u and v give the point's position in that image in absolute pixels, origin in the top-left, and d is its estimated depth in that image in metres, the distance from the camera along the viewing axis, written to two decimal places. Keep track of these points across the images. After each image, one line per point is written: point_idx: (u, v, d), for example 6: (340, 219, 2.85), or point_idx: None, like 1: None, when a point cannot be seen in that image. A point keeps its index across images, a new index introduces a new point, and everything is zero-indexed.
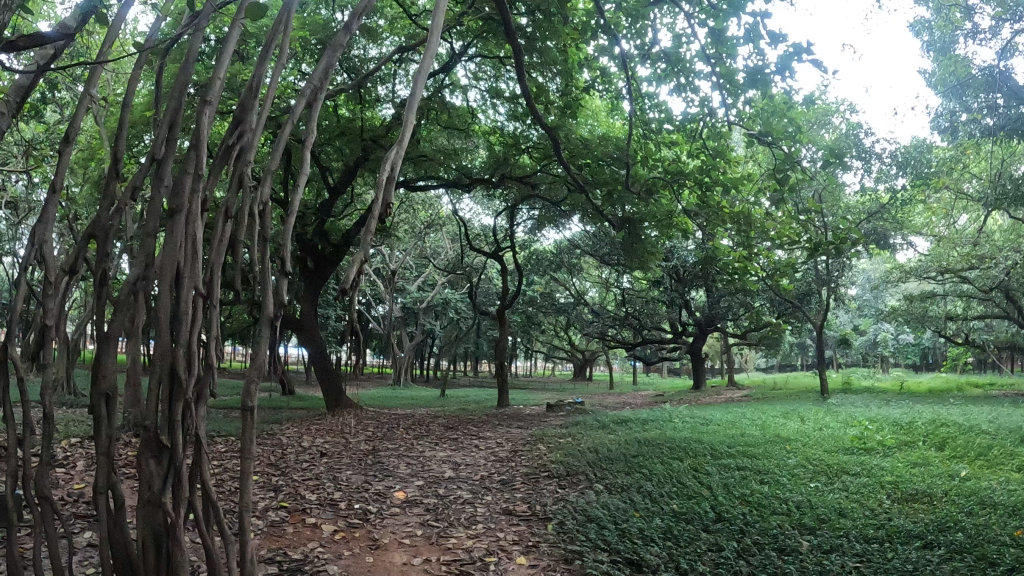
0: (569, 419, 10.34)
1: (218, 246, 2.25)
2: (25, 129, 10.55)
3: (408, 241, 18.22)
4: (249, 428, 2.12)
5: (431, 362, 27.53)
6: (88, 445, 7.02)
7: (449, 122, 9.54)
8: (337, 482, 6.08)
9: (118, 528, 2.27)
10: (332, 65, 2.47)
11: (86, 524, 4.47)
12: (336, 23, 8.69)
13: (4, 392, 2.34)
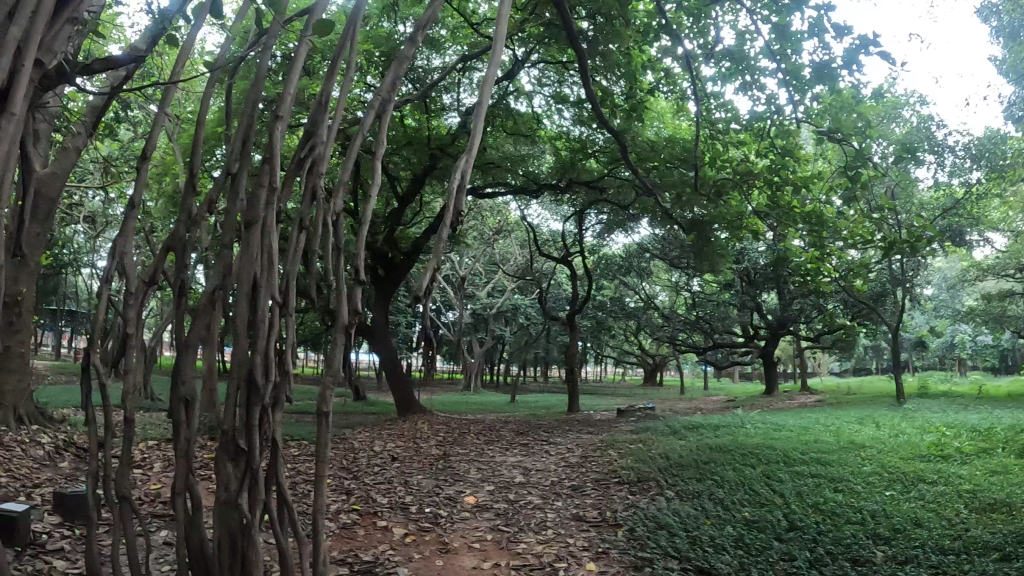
0: (639, 424, 10.21)
1: (292, 256, 2.32)
2: (107, 148, 11.14)
3: (477, 248, 18.39)
4: (324, 433, 2.18)
5: (501, 368, 27.68)
6: (164, 448, 7.35)
7: (515, 129, 9.60)
8: (409, 487, 6.17)
9: (194, 528, 2.36)
10: (399, 77, 2.52)
11: (162, 524, 4.66)
12: (399, 35, 8.89)
13: (87, 397, 2.46)
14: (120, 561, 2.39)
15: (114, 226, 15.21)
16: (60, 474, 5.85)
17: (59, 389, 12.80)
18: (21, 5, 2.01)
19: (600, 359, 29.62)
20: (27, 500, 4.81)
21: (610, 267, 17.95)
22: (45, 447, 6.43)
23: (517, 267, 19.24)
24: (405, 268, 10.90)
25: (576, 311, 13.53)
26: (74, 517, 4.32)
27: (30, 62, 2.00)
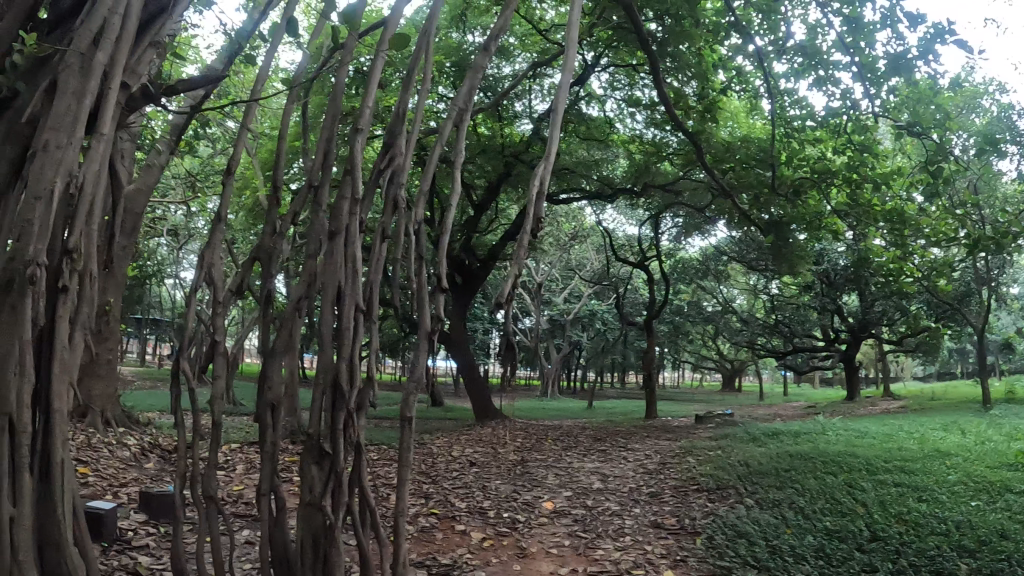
0: (717, 431, 9.98)
1: (376, 264, 2.38)
2: (195, 165, 11.72)
3: (553, 253, 18.39)
4: (407, 437, 2.23)
5: (577, 374, 27.59)
6: (246, 451, 7.63)
7: (588, 134, 9.57)
8: (486, 492, 6.21)
9: (278, 528, 2.44)
10: (473, 87, 2.55)
11: (245, 523, 4.85)
12: (469, 45, 9.03)
13: (176, 401, 2.59)
14: (205, 559, 2.49)
15: (201, 239, 15.91)
16: (146, 474, 6.16)
17: (149, 395, 13.43)
18: (108, 35, 2.31)
19: (677, 364, 29.13)
20: (115, 497, 5.10)
21: (687, 271, 17.65)
22: (132, 448, 6.79)
23: (593, 272, 19.13)
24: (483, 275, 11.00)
25: (653, 316, 13.33)
26: (158, 515, 4.54)
27: (116, 84, 2.26)
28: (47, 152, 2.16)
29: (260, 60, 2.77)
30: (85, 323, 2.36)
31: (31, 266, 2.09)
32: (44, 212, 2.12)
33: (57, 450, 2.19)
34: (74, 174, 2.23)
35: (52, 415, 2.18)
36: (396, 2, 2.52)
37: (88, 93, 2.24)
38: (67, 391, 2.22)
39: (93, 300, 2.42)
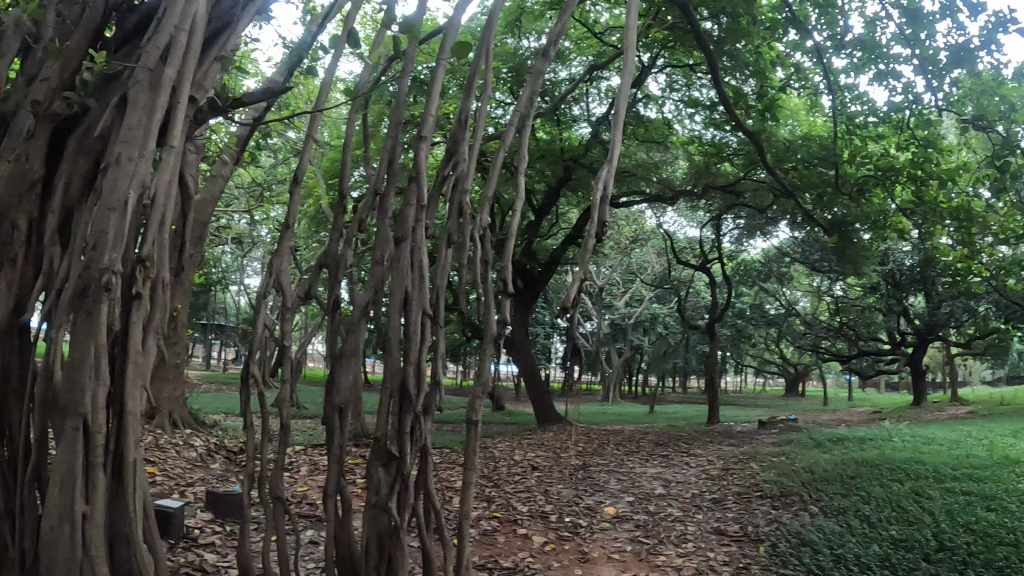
0: (781, 437, 9.74)
1: (442, 268, 2.42)
2: (262, 175, 12.08)
3: (614, 257, 18.26)
4: (473, 440, 2.24)
5: (638, 379, 27.30)
6: (310, 453, 7.81)
7: (647, 136, 9.47)
8: (548, 496, 6.20)
9: (343, 529, 2.48)
10: (535, 93, 2.56)
11: (309, 524, 4.96)
12: (524, 50, 9.07)
13: (245, 403, 2.66)
14: (270, 559, 2.54)
15: (268, 247, 16.38)
16: (212, 474, 6.36)
17: (218, 398, 13.88)
18: (173, 53, 2.47)
19: (739, 369, 28.55)
20: (184, 496, 5.29)
21: (749, 272, 17.29)
22: (198, 449, 7.04)
23: (654, 276, 18.88)
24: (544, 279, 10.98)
25: (715, 319, 13.08)
26: (224, 513, 4.68)
27: (183, 99, 2.46)
28: (119, 165, 2.35)
29: (324, 69, 2.85)
30: (157, 328, 2.56)
31: (106, 273, 2.28)
32: (117, 221, 2.31)
33: (128, 450, 2.39)
34: (147, 186, 2.40)
35: (124, 416, 2.39)
36: (456, 8, 2.54)
37: (158, 109, 2.44)
38: (139, 393, 2.42)
39: (166, 305, 2.64)
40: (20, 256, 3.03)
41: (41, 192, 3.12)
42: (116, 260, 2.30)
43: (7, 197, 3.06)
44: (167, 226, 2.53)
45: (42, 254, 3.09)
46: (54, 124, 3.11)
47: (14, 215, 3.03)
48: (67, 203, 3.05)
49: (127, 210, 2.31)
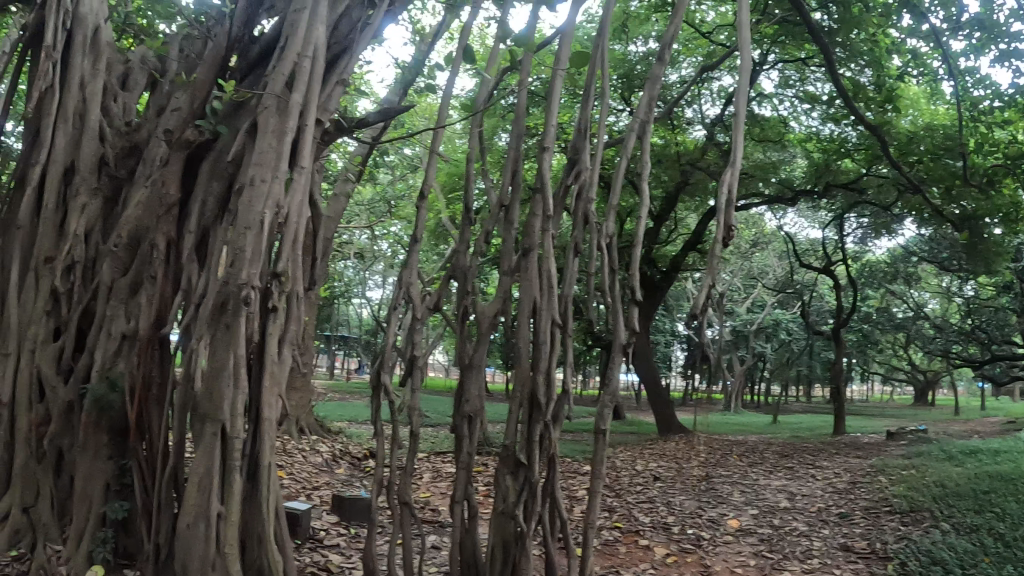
0: (912, 449, 9.16)
1: (568, 278, 2.55)
2: (383, 190, 12.56)
3: (735, 263, 17.69)
4: (601, 449, 2.36)
5: (758, 388, 26.30)
6: (433, 460, 8.04)
7: (762, 135, 9.14)
8: (670, 507, 6.10)
9: (469, 535, 2.65)
10: (653, 97, 2.60)
11: (434, 529, 5.04)
12: (631, 54, 9.00)
13: (375, 412, 2.83)
14: (396, 559, 2.74)
15: (386, 260, 16.94)
16: (336, 479, 6.64)
17: (342, 406, 14.46)
18: (299, 79, 2.90)
19: (868, 377, 26.94)
20: (311, 499, 5.56)
21: (874, 275, 16.43)
22: (324, 455, 7.36)
23: (773, 281, 18.06)
24: (662, 286, 10.74)
25: (839, 324, 12.39)
26: (349, 518, 4.85)
27: (309, 120, 2.88)
28: (255, 185, 2.78)
29: (442, 86, 2.97)
30: (291, 340, 2.97)
31: (245, 287, 2.71)
32: (253, 238, 2.71)
33: (265, 455, 2.82)
34: (280, 206, 2.82)
35: (260, 422, 2.84)
36: (568, 16, 2.59)
37: (286, 131, 2.85)
38: (273, 400, 2.85)
39: (301, 315, 3.06)
40: (160, 273, 3.56)
41: (178, 214, 3.64)
42: (252, 275, 2.72)
43: (149, 220, 3.62)
44: (298, 245, 2.95)
45: (179, 271, 3.63)
46: (186, 151, 3.68)
47: (154, 235, 3.57)
48: (203, 222, 3.54)
49: (262, 227, 2.73)
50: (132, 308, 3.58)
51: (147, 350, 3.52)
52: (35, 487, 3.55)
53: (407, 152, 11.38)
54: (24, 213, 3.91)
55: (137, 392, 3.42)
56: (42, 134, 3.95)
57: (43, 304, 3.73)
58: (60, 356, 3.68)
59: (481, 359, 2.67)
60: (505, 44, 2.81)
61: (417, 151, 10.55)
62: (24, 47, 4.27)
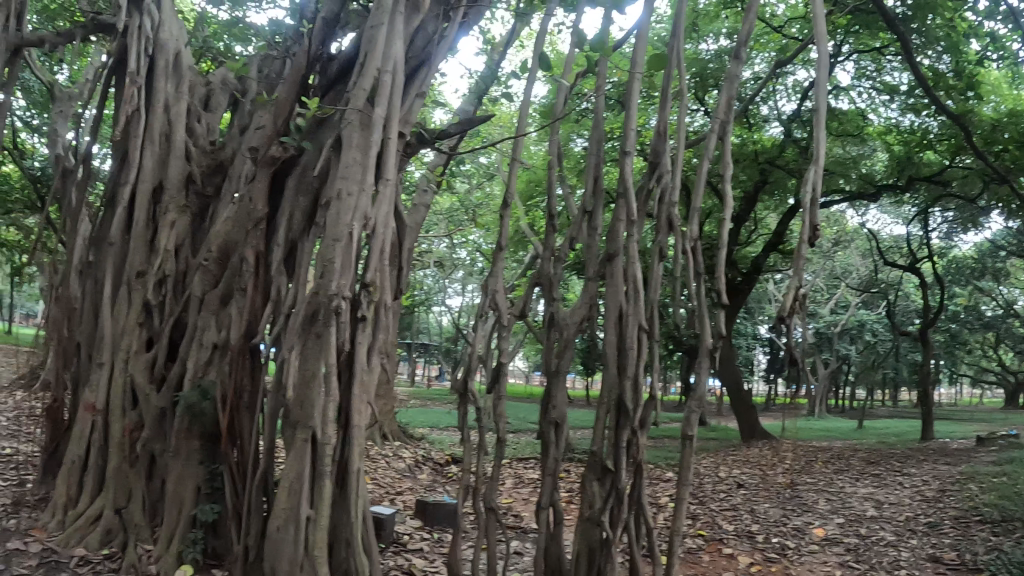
0: (1007, 454, 8.69)
1: (654, 282, 2.53)
2: (459, 199, 12.75)
3: (817, 263, 17.14)
4: (688, 456, 2.31)
5: (842, 392, 25.43)
6: (516, 467, 8.10)
7: (841, 130, 8.81)
8: (755, 515, 5.96)
9: (554, 541, 2.69)
10: (732, 96, 2.56)
11: (517, 535, 5.07)
12: (702, 52, 8.87)
13: (463, 417, 2.90)
14: (481, 562, 2.78)
15: (462, 268, 17.17)
16: (420, 484, 6.78)
17: (423, 412, 14.72)
18: (381, 93, 2.99)
19: (961, 379, 25.64)
20: (396, 503, 5.69)
21: (962, 272, 15.62)
22: (407, 460, 7.57)
23: (856, 280, 17.38)
24: (742, 288, 10.48)
25: (927, 324, 11.86)
26: (432, 522, 4.95)
27: (393, 133, 2.94)
28: (342, 199, 2.88)
29: (520, 94, 2.99)
30: (380, 347, 3.06)
31: (335, 297, 2.81)
32: (342, 250, 2.83)
33: (355, 460, 2.94)
34: (368, 217, 2.93)
35: (349, 428, 2.92)
36: (643, 18, 2.58)
37: (371, 146, 2.96)
38: (364, 407, 2.92)
39: (388, 323, 3.16)
40: (250, 284, 3.67)
41: (266, 228, 3.76)
42: (342, 286, 2.83)
43: (238, 233, 3.75)
44: (384, 256, 3.01)
45: (268, 282, 3.73)
46: (273, 166, 3.73)
47: (244, 249, 3.71)
48: (291, 235, 3.67)
49: (350, 240, 2.84)
50: (223, 320, 3.74)
51: (239, 358, 3.63)
52: (128, 490, 3.73)
53: (482, 161, 11.52)
54: (116, 229, 4.12)
55: (229, 399, 3.53)
56: (131, 156, 4.17)
57: (137, 316, 3.92)
58: (153, 365, 3.86)
59: (568, 363, 2.67)
60: (580, 49, 2.82)
61: (494, 158, 10.61)
62: (111, 74, 4.50)
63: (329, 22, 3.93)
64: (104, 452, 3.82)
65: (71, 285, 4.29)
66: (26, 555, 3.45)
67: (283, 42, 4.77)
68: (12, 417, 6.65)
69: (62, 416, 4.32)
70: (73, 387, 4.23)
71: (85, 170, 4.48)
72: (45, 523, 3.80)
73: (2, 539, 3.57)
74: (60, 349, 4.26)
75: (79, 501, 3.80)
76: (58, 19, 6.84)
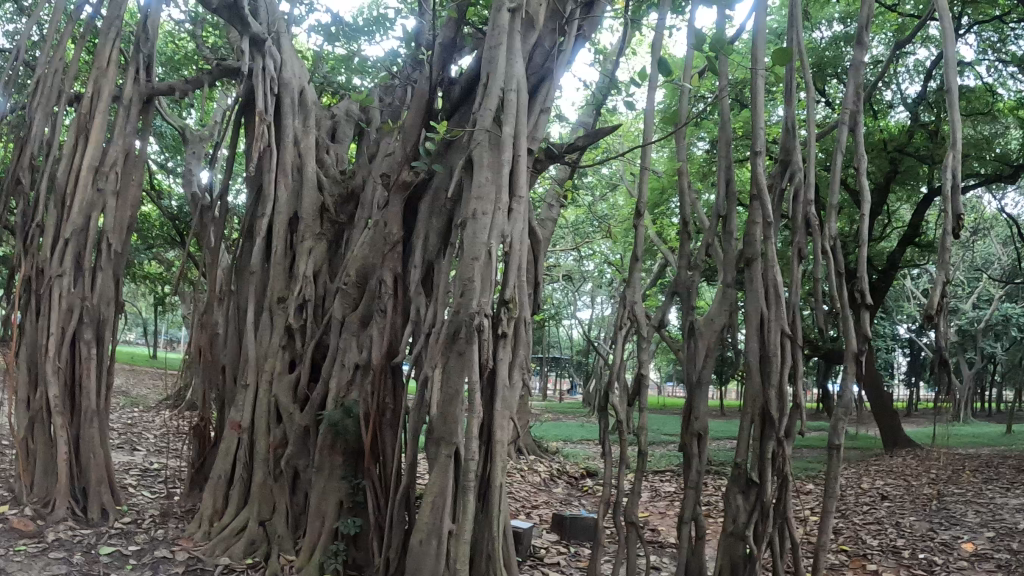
0: None
1: (796, 286, 2.43)
2: (577, 212, 12.84)
3: (958, 255, 15.94)
4: (835, 466, 2.19)
5: (997, 394, 23.34)
6: (650, 480, 7.95)
7: (970, 108, 8.12)
8: (900, 528, 5.56)
9: (696, 556, 2.62)
10: (862, 83, 2.42)
11: (654, 550, 4.98)
12: (815, 40, 8.50)
13: (604, 430, 2.88)
14: (621, 574, 2.74)
15: (584, 281, 17.24)
16: (555, 498, 6.80)
17: (554, 426, 14.78)
18: (507, 112, 3.07)
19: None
20: (532, 517, 5.74)
21: None
22: (542, 474, 7.62)
23: (1003, 271, 15.95)
24: (879, 286, 9.82)
25: None
26: (569, 536, 4.94)
27: (522, 151, 3.00)
28: (477, 219, 3.01)
29: (640, 103, 2.97)
30: (518, 363, 3.10)
31: (477, 315, 2.90)
32: (480, 267, 2.93)
33: (492, 474, 2.99)
34: (505, 234, 3.00)
35: (487, 442, 2.99)
36: (759, 12, 2.49)
37: (502, 165, 3.04)
38: (506, 423, 2.99)
39: (526, 339, 3.20)
40: (389, 307, 3.87)
41: (401, 251, 3.94)
42: (482, 303, 2.93)
43: (376, 257, 3.96)
44: (523, 271, 3.03)
45: (406, 303, 3.91)
46: (405, 192, 3.95)
47: (381, 272, 3.92)
48: (427, 256, 3.90)
49: (488, 257, 2.93)
50: (363, 340, 3.90)
51: (380, 378, 3.78)
52: (272, 503, 3.96)
53: (602, 173, 11.57)
54: (256, 259, 4.41)
55: (372, 416, 3.72)
56: (266, 189, 4.46)
57: (279, 339, 4.16)
58: (296, 385, 4.06)
59: (708, 374, 2.60)
60: (697, 49, 2.75)
61: (615, 168, 10.61)
62: (239, 114, 4.87)
63: (447, 47, 4.06)
64: (250, 467, 4.08)
65: (217, 312, 4.63)
66: (173, 562, 3.73)
67: (402, 70, 4.99)
68: (164, 436, 7.24)
69: (209, 435, 4.64)
70: (219, 405, 4.56)
71: (221, 205, 4.85)
72: (192, 533, 4.07)
73: (152, 547, 3.88)
74: (207, 372, 4.58)
75: (225, 514, 4.06)
76: (184, 68, 7.52)
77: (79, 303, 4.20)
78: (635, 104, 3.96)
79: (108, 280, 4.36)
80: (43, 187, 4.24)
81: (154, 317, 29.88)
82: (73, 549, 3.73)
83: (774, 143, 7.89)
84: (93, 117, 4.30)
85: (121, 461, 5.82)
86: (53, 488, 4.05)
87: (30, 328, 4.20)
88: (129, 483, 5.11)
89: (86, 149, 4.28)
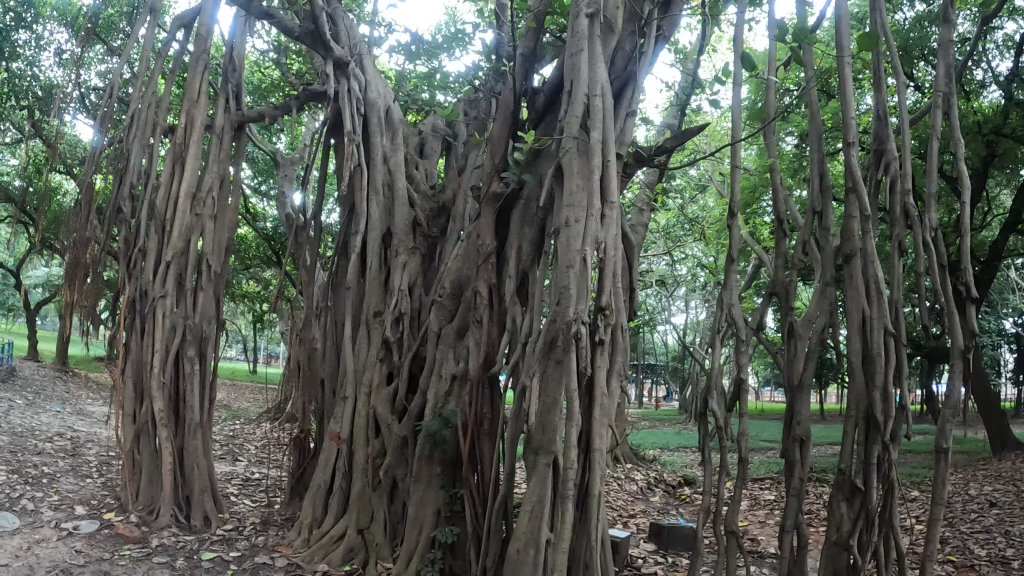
0: None
1: (901, 283, 2.30)
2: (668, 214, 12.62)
3: None
4: (944, 470, 2.05)
5: None
6: (748, 488, 7.70)
7: None
8: (1012, 538, 5.15)
9: (799, 565, 2.51)
10: (955, 62, 2.27)
11: (753, 559, 4.80)
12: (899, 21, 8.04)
13: (702, 436, 2.80)
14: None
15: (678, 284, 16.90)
16: (652, 506, 6.67)
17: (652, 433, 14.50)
18: (593, 117, 3.06)
19: None
20: (629, 526, 5.65)
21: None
22: (638, 483, 7.51)
23: None
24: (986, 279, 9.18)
25: None
26: (668, 545, 4.84)
27: (609, 156, 2.98)
28: (570, 227, 3.01)
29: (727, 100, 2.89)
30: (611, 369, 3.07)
31: (574, 323, 2.90)
32: (575, 275, 2.94)
33: (585, 481, 2.97)
34: (598, 241, 2.99)
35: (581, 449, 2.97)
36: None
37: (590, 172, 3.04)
38: (603, 430, 2.96)
39: (620, 345, 3.17)
40: (485, 317, 3.91)
41: (494, 262, 3.98)
42: (579, 311, 2.91)
43: (470, 269, 4.02)
44: (618, 277, 3.02)
45: (502, 313, 3.95)
46: (495, 203, 3.99)
47: (476, 283, 3.97)
48: (520, 266, 3.92)
49: (583, 264, 2.93)
50: (460, 351, 3.96)
51: (478, 388, 3.83)
52: (369, 512, 4.06)
53: (693, 174, 11.34)
54: (352, 275, 4.56)
55: (469, 426, 3.76)
56: (359, 207, 4.62)
57: (377, 352, 4.28)
58: (394, 397, 4.16)
59: (809, 378, 2.49)
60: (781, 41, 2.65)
61: (704, 168, 10.39)
62: (328, 136, 5.07)
63: (528, 57, 4.08)
64: (349, 477, 4.20)
65: (315, 327, 4.79)
66: (273, 568, 3.89)
67: (485, 83, 5.06)
68: (265, 447, 7.55)
69: (308, 445, 4.81)
70: (319, 417, 4.73)
71: (314, 224, 5.04)
72: (292, 540, 4.22)
73: (253, 554, 4.05)
74: (307, 385, 4.75)
75: (324, 522, 4.19)
76: (272, 94, 7.89)
77: (181, 322, 4.45)
78: (721, 101, 3.85)
79: (207, 300, 4.61)
80: (145, 214, 4.52)
81: (255, 332, 31.20)
82: (176, 553, 3.94)
83: (866, 133, 7.52)
84: (187, 146, 4.56)
85: (227, 472, 6.11)
86: (159, 495, 4.30)
87: (136, 346, 4.44)
88: (232, 492, 5.36)
89: (183, 177, 4.55)
